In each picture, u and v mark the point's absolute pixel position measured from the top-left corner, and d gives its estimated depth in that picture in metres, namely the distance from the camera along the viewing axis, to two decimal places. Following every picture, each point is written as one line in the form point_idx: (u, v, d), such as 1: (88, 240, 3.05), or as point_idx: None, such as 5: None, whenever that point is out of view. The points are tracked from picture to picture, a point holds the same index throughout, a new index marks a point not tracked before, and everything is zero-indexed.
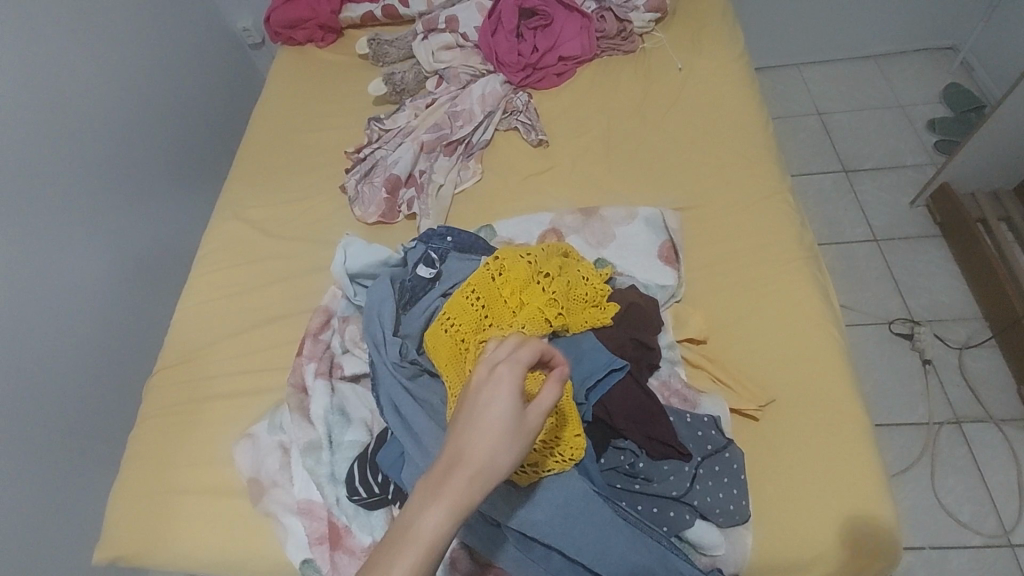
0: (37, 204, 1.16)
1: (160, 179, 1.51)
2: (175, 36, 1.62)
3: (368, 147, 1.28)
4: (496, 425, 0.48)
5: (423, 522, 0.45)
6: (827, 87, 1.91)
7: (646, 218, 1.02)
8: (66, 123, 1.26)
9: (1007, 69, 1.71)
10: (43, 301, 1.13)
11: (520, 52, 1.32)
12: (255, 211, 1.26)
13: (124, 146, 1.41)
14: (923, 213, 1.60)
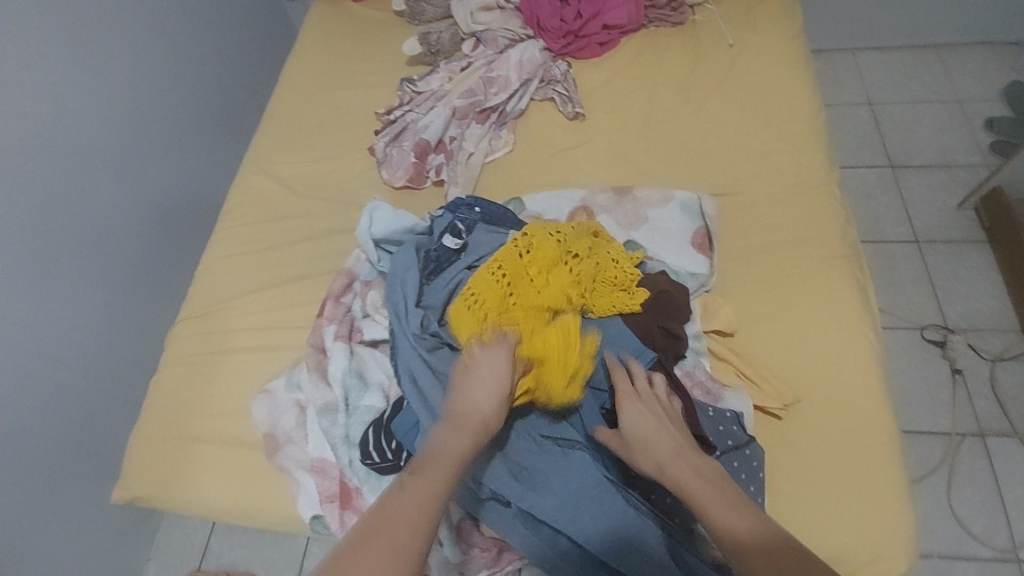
0: (63, 140, 1.15)
1: (187, 126, 1.49)
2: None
3: (399, 109, 1.25)
4: (501, 381, 0.60)
5: (443, 455, 0.55)
6: (883, 76, 1.80)
7: (682, 202, 0.98)
8: (95, 58, 1.24)
9: None
10: (65, 240, 1.13)
11: (563, 18, 1.25)
12: (282, 167, 1.25)
13: (152, 87, 1.39)
14: (971, 217, 1.52)
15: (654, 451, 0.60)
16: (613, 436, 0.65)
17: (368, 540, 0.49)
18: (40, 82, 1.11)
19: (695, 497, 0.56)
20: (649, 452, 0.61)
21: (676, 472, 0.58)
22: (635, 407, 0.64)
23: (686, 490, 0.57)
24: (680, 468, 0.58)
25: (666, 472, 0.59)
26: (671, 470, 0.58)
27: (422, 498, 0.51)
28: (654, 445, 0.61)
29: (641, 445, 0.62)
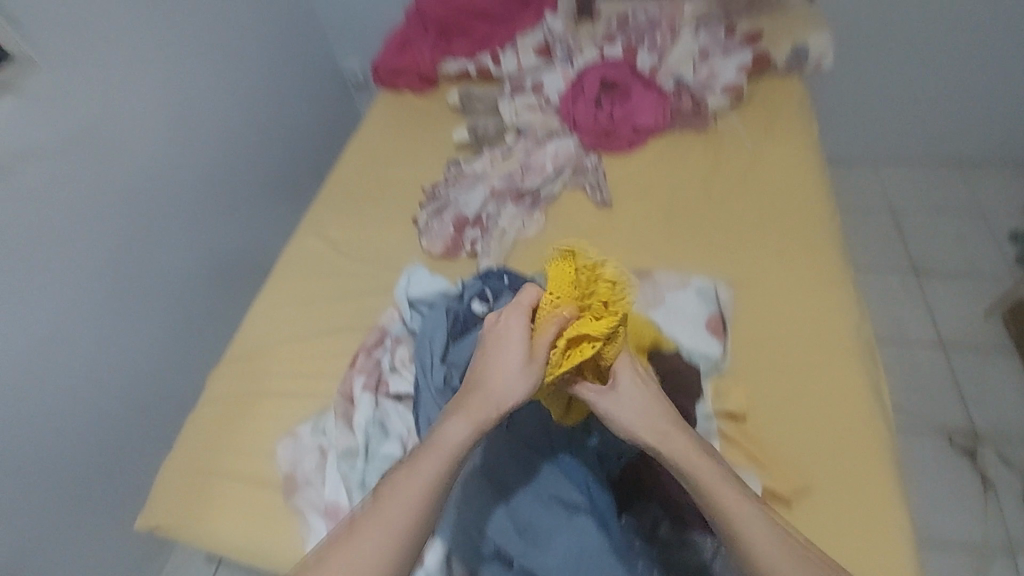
0: (146, 207, 1.39)
1: (250, 195, 1.73)
2: (289, 80, 1.89)
3: (443, 187, 1.39)
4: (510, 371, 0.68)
5: (448, 436, 0.67)
6: (904, 187, 1.88)
7: (698, 288, 1.04)
8: (183, 141, 1.50)
9: None
10: (131, 291, 1.35)
11: (597, 119, 1.39)
12: (332, 231, 1.38)
13: (226, 164, 1.64)
14: (997, 325, 1.52)
15: (645, 429, 0.68)
16: (600, 394, 0.70)
17: (385, 497, 0.64)
18: (140, 162, 1.38)
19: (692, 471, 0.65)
20: (640, 426, 0.68)
21: (670, 446, 0.66)
22: (630, 381, 0.71)
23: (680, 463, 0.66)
24: (675, 441, 0.67)
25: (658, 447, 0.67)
26: (663, 444, 0.67)
27: (428, 468, 0.65)
28: (647, 422, 0.68)
29: (633, 419, 0.68)
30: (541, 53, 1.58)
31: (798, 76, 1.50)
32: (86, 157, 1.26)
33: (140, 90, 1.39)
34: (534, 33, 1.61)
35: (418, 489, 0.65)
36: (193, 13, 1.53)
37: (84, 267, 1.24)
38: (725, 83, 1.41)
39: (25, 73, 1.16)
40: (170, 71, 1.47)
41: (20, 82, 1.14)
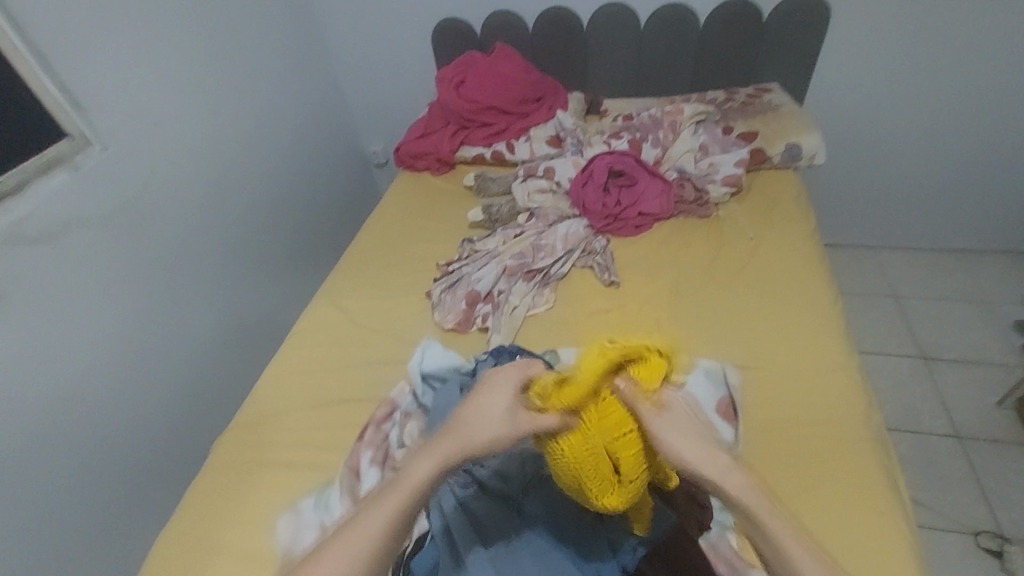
0: (174, 275, 1.47)
1: (270, 266, 1.82)
2: (313, 162, 2.05)
3: (457, 262, 1.45)
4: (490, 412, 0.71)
5: (411, 480, 0.70)
6: (904, 273, 1.94)
7: (706, 370, 1.05)
8: (215, 213, 1.61)
9: None
10: (148, 356, 1.39)
11: (605, 204, 1.46)
12: (346, 301, 1.42)
13: (253, 236, 1.75)
14: (1013, 416, 1.50)
15: (695, 459, 0.69)
16: (661, 418, 0.71)
17: (344, 536, 0.69)
18: (173, 232, 1.47)
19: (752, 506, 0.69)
20: (689, 456, 0.69)
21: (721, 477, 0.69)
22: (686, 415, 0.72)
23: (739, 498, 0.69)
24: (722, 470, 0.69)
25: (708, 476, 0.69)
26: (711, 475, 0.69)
27: (386, 511, 0.70)
28: (698, 453, 0.69)
29: (684, 449, 0.69)
30: (552, 143, 1.74)
31: (793, 170, 1.60)
32: (124, 228, 1.34)
33: (182, 167, 1.51)
34: (547, 125, 1.78)
35: (378, 528, 0.69)
36: (236, 100, 1.69)
37: (109, 332, 1.29)
38: (725, 174, 1.49)
39: (78, 151, 1.26)
40: (208, 147, 1.59)
41: (73, 160, 1.24)
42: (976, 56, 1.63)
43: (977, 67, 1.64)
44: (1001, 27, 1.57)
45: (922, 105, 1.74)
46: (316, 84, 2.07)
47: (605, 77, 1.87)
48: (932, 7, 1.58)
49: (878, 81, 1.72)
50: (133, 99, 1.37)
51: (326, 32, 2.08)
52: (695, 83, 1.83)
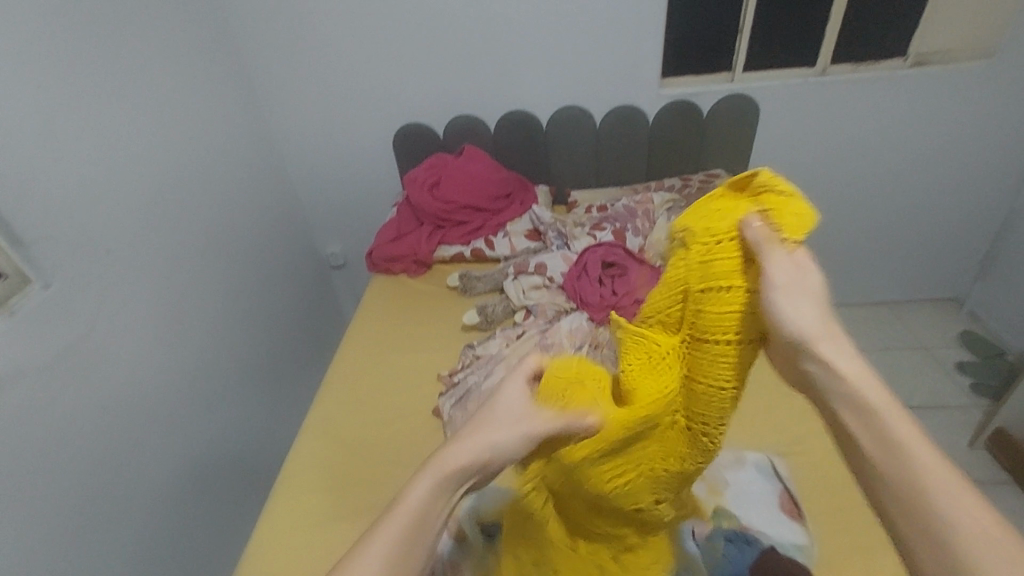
0: (121, 426, 1.25)
1: (223, 392, 1.63)
2: (268, 272, 1.92)
3: (462, 372, 1.38)
4: (490, 439, 0.70)
5: (412, 496, 0.67)
6: (854, 329, 2.13)
7: (756, 464, 1.08)
8: (171, 343, 1.43)
9: (1017, 327, 2.01)
10: (85, 530, 1.14)
11: (603, 294, 1.47)
12: (334, 421, 1.33)
13: (207, 363, 1.57)
14: (986, 455, 1.63)
15: (810, 329, 0.61)
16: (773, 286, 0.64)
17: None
18: (125, 374, 1.28)
19: (865, 396, 0.57)
20: (812, 326, 0.61)
21: (838, 357, 0.60)
22: (792, 299, 0.63)
23: (852, 387, 0.58)
24: (848, 352, 0.60)
25: (820, 350, 0.61)
26: (824, 350, 0.60)
27: (388, 532, 0.65)
28: (824, 327, 0.62)
29: (807, 317, 0.62)
30: (531, 237, 1.76)
31: None
32: (68, 381, 1.14)
33: (135, 298, 1.34)
34: (522, 220, 1.79)
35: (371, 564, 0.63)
36: (187, 215, 1.56)
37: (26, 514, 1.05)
38: None
39: (11, 295, 1.07)
40: (158, 270, 1.42)
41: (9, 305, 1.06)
42: (883, 143, 1.93)
43: (883, 150, 1.94)
44: (896, 120, 1.88)
45: (843, 183, 2.01)
46: (269, 191, 1.98)
47: (567, 170, 1.94)
48: (840, 104, 1.86)
49: (806, 167, 1.98)
50: (80, 230, 1.21)
51: (279, 140, 2.03)
52: (650, 171, 1.94)
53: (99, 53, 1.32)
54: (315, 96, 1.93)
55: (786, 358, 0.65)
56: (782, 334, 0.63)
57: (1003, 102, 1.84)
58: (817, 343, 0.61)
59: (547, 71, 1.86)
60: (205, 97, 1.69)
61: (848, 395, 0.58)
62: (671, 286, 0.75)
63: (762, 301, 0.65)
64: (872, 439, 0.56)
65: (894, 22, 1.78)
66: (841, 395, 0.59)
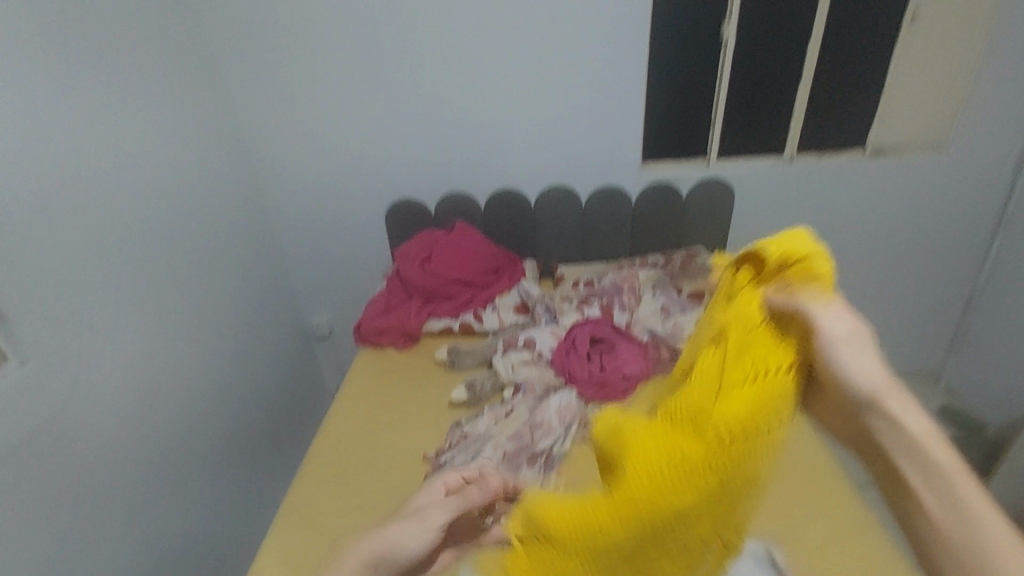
0: (75, 519, 1.20)
1: (188, 471, 1.56)
2: (251, 346, 1.91)
3: (448, 452, 1.35)
4: (396, 530, 0.97)
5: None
6: None
7: (756, 556, 1.16)
8: (136, 421, 1.38)
9: (994, 402, 2.10)
10: None
11: (591, 371, 1.48)
12: (316, 507, 1.29)
13: (171, 441, 1.50)
14: None
15: (876, 381, 0.70)
16: (834, 340, 0.72)
17: None
18: (80, 457, 1.22)
19: (924, 448, 0.65)
20: (873, 381, 0.69)
21: (897, 408, 0.68)
22: (853, 354, 0.72)
23: (915, 440, 0.66)
24: (903, 403, 0.68)
25: (884, 403, 0.68)
26: (888, 405, 0.68)
27: None
28: (878, 381, 0.69)
29: (864, 374, 0.70)
30: (519, 310, 1.78)
31: None
32: (26, 470, 1.11)
33: (105, 376, 1.30)
34: (511, 293, 1.82)
35: None
36: (176, 292, 1.56)
37: None
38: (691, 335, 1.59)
39: None
40: (138, 348, 1.40)
41: None
42: (852, 226, 2.06)
43: (853, 233, 2.07)
44: (863, 205, 2.03)
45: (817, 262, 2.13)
46: (259, 264, 1.99)
47: (553, 245, 1.99)
48: (808, 191, 2.00)
49: None
50: (59, 308, 1.20)
51: (271, 213, 2.06)
52: (633, 248, 2.01)
53: (108, 136, 1.36)
54: (313, 173, 2.00)
55: (844, 410, 0.72)
56: (853, 385, 0.70)
57: (955, 189, 2.00)
58: (880, 398, 0.69)
59: (535, 154, 1.96)
60: (209, 178, 1.74)
61: (911, 448, 0.66)
62: (707, 360, 0.79)
63: (821, 354, 0.73)
64: (932, 490, 0.63)
65: (852, 116, 1.94)
66: (904, 446, 0.66)
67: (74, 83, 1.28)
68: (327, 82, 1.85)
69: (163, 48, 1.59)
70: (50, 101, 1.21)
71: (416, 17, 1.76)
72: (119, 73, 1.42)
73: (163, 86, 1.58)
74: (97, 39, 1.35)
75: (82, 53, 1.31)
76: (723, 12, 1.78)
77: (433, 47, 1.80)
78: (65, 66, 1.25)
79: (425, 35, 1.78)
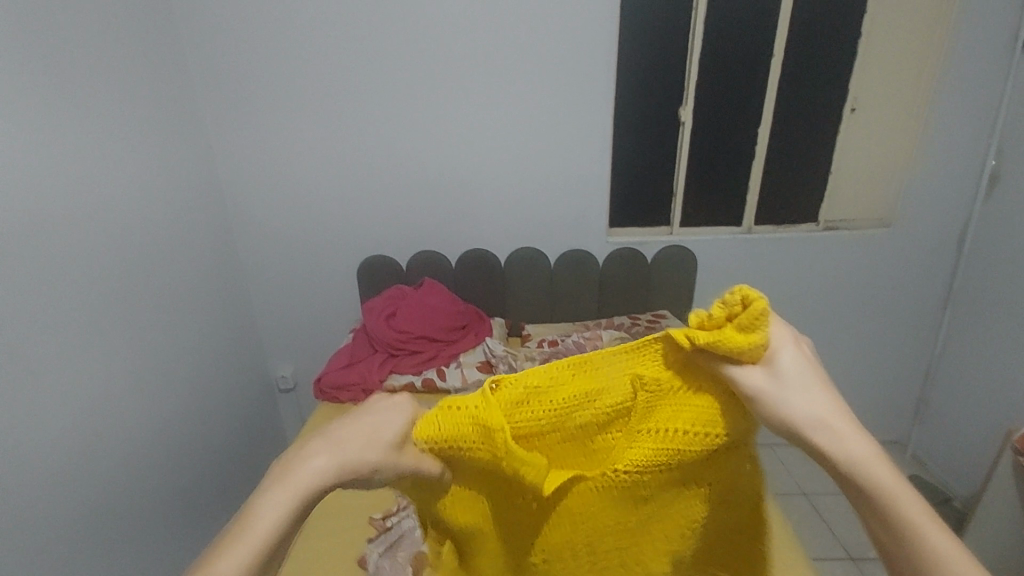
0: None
1: (131, 531, 1.48)
2: (208, 396, 1.86)
3: (395, 515, 1.30)
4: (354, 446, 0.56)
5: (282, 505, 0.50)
6: (804, 469, 2.19)
7: None
8: (82, 473, 1.33)
9: (957, 473, 2.10)
10: None
11: None
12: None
13: (117, 495, 1.43)
14: None
15: (804, 420, 0.59)
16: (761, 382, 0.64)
17: None
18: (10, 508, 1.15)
19: (865, 474, 0.55)
20: (800, 419, 0.59)
21: (832, 439, 0.57)
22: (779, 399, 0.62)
23: (858, 470, 0.55)
24: (840, 430, 0.57)
25: (809, 438, 0.58)
26: (815, 439, 0.58)
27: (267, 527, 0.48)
28: (806, 416, 0.59)
29: (794, 406, 0.60)
30: (484, 368, 1.76)
31: None
32: None
33: (50, 427, 1.26)
34: (475, 351, 1.82)
35: None
36: (138, 336, 1.54)
37: None
38: None
39: None
40: (91, 396, 1.37)
41: None
42: (810, 293, 2.13)
43: (812, 300, 2.14)
44: (820, 274, 2.11)
45: None
46: (226, 312, 1.99)
47: (522, 305, 2.03)
48: (767, 260, 2.09)
49: None
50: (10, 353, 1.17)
51: (244, 265, 2.09)
52: (600, 310, 2.05)
53: (85, 182, 1.40)
54: (286, 227, 2.04)
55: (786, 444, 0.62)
56: (779, 426, 0.61)
57: (906, 261, 2.10)
58: (807, 435, 0.58)
59: (505, 216, 2.04)
60: (182, 227, 1.77)
61: (848, 479, 0.56)
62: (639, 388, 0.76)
63: (755, 396, 0.64)
64: (881, 524, 0.55)
65: (804, 192, 2.07)
66: (839, 478, 0.57)
67: (55, 131, 1.33)
68: (309, 142, 1.95)
69: (150, 105, 1.67)
70: (26, 150, 1.25)
71: (395, 86, 1.89)
72: (101, 123, 1.47)
73: (144, 140, 1.64)
74: (83, 92, 1.42)
75: (65, 105, 1.37)
76: (679, 98, 1.95)
77: (410, 114, 1.92)
78: (46, 114, 1.31)
79: (405, 104, 1.91)
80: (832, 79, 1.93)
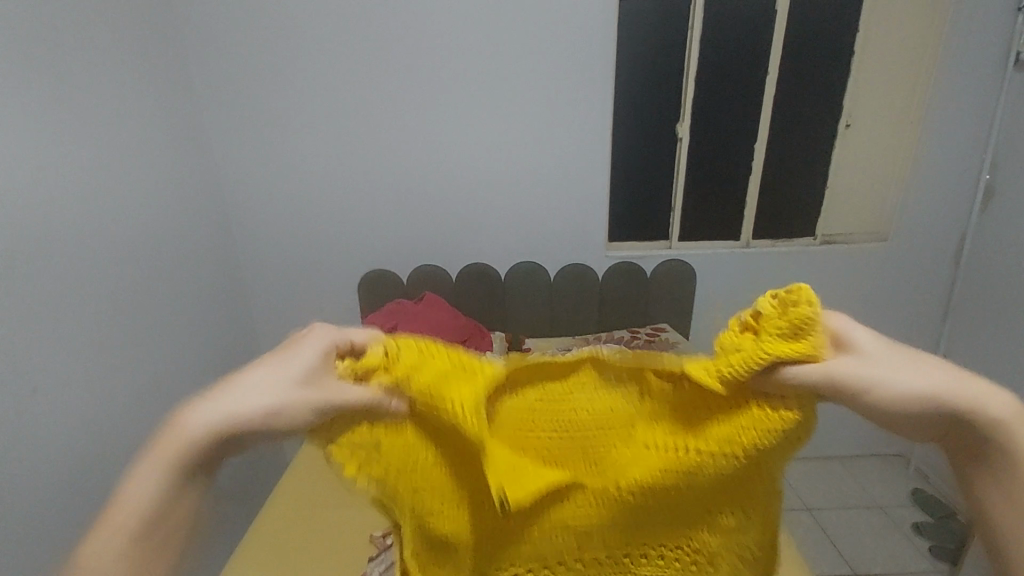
0: None
1: None
2: None
3: None
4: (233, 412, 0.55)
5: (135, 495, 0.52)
6: (807, 484, 2.21)
7: None
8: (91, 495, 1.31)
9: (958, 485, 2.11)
10: None
11: None
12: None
13: None
14: None
15: (936, 387, 0.57)
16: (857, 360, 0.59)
17: None
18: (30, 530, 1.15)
19: (1003, 429, 0.56)
20: (924, 389, 0.57)
21: (973, 404, 0.56)
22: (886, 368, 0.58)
23: (1000, 427, 0.56)
24: (979, 390, 0.57)
25: (963, 404, 0.57)
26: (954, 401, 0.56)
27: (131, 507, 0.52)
28: (937, 388, 0.57)
29: (927, 383, 0.57)
30: None
31: None
32: None
33: (63, 444, 1.25)
34: None
35: None
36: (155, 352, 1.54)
37: None
38: None
39: None
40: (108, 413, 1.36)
41: None
42: None
43: None
44: (820, 287, 2.12)
45: None
46: (232, 325, 2.00)
47: (523, 319, 2.03)
48: (764, 274, 2.10)
49: None
50: (38, 365, 1.18)
51: (247, 279, 2.09)
52: (600, 323, 2.05)
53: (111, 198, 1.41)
54: (292, 244, 2.06)
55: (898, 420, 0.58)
56: (906, 399, 0.57)
57: (906, 274, 2.11)
58: (943, 397, 0.56)
59: (506, 229, 2.05)
60: (197, 243, 1.80)
61: (992, 442, 0.57)
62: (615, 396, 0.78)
63: (850, 381, 0.59)
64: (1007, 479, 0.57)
65: (802, 205, 2.09)
66: (975, 431, 0.57)
67: (84, 147, 1.33)
68: (314, 159, 1.96)
69: (166, 124, 1.68)
70: (55, 162, 1.25)
71: (400, 103, 1.91)
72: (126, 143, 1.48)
73: (161, 160, 1.65)
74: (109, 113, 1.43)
75: (93, 119, 1.38)
76: (676, 114, 1.97)
77: (416, 130, 1.94)
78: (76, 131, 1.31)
79: (410, 120, 1.93)
80: (827, 95, 1.97)
